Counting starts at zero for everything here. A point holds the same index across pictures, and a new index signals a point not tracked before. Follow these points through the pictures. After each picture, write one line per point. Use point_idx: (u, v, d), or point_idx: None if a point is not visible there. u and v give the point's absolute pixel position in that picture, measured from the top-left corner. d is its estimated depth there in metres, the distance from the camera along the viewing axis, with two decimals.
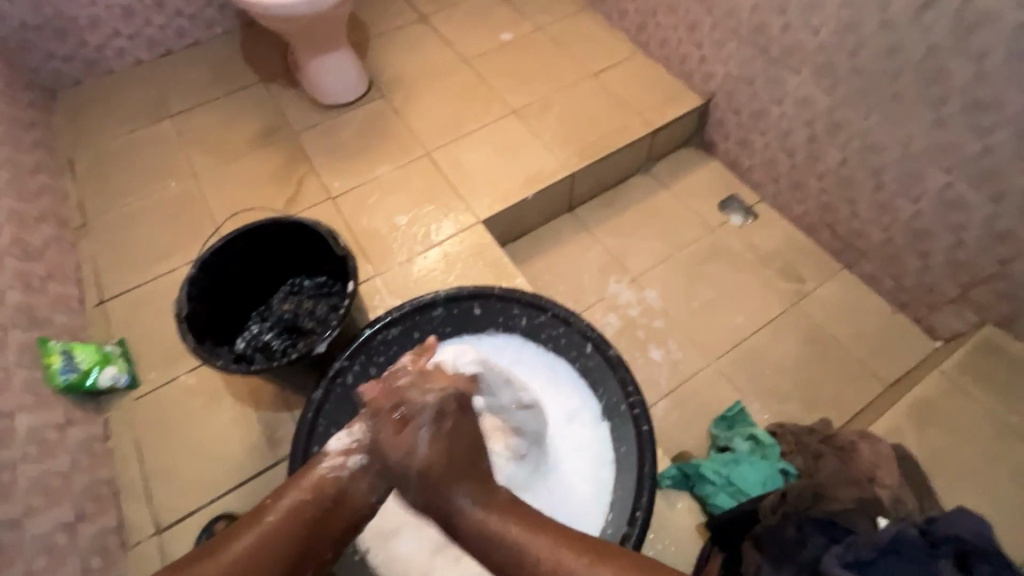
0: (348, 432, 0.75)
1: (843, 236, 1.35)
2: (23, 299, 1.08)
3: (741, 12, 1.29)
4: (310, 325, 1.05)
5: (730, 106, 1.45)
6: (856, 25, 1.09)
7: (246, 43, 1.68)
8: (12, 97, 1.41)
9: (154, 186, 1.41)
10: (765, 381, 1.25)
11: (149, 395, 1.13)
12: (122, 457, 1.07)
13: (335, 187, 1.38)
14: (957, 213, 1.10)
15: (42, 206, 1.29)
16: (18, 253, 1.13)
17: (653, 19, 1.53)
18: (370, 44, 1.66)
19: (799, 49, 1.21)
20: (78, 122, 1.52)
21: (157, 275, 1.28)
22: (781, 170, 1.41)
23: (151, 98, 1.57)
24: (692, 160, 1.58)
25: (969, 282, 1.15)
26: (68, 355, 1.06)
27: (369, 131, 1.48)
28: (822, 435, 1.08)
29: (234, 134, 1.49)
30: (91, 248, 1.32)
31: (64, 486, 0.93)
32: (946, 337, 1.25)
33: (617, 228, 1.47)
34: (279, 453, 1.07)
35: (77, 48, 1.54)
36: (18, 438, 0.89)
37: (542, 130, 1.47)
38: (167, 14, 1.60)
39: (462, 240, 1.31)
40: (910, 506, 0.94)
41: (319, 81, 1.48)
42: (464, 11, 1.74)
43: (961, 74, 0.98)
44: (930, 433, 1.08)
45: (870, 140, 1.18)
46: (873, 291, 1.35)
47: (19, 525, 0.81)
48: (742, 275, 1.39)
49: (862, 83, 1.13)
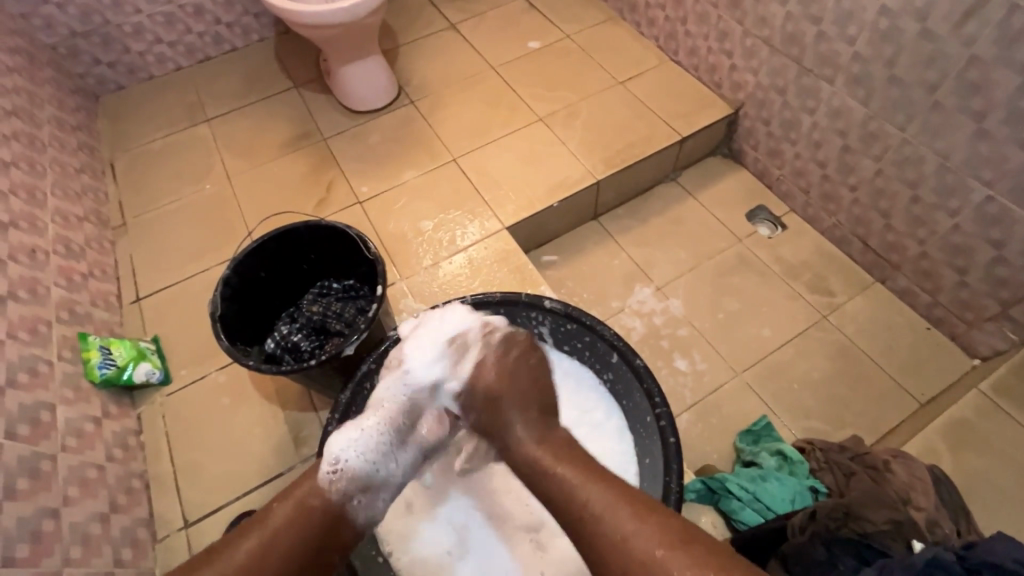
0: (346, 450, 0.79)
1: (876, 249, 1.32)
2: (66, 295, 1.12)
3: (773, 20, 1.27)
4: (337, 327, 1.06)
5: (760, 115, 1.43)
6: (893, 34, 1.07)
7: (280, 50, 1.73)
8: (60, 101, 1.47)
9: (190, 188, 1.45)
10: (792, 396, 1.23)
11: (181, 391, 1.16)
12: (154, 451, 1.10)
13: (363, 192, 1.41)
14: (998, 227, 1.06)
15: (85, 205, 1.34)
16: (61, 250, 1.17)
17: (683, 28, 1.52)
18: (399, 52, 1.69)
19: (832, 59, 1.19)
20: (120, 125, 1.58)
21: (190, 275, 1.31)
22: (812, 181, 1.38)
23: (190, 102, 1.62)
24: (719, 169, 1.57)
25: (1010, 298, 1.11)
26: (106, 351, 1.09)
27: (396, 136, 1.51)
28: (853, 453, 1.05)
29: (267, 137, 1.53)
30: (129, 247, 1.36)
31: (99, 477, 0.96)
32: (984, 355, 1.21)
33: (641, 235, 1.46)
34: (305, 452, 1.09)
35: (121, 54, 1.60)
36: (58, 429, 0.93)
37: (568, 137, 1.47)
38: (207, 22, 1.65)
39: (487, 245, 1.32)
40: (947, 530, 0.91)
41: (349, 88, 1.51)
42: (492, 19, 1.76)
43: (1004, 84, 0.95)
44: (967, 455, 1.03)
45: (907, 152, 1.15)
46: (906, 306, 1.32)
47: (58, 514, 0.84)
48: (769, 286, 1.37)
49: (900, 93, 1.11)
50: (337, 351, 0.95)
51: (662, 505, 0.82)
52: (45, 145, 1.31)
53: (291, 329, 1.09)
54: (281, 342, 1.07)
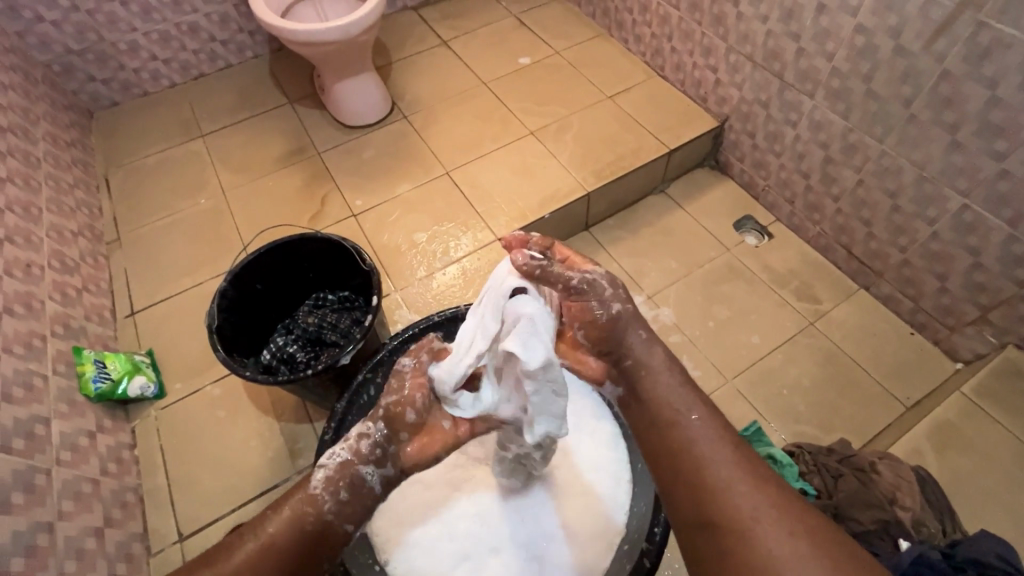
0: (332, 453, 0.73)
1: (860, 257, 1.36)
2: (61, 309, 1.12)
3: (755, 37, 1.32)
4: (333, 337, 1.09)
5: (745, 127, 1.47)
6: (869, 50, 1.11)
7: (275, 66, 1.75)
8: (55, 118, 1.48)
9: (185, 203, 1.46)
10: (781, 401, 1.25)
11: (175, 404, 1.16)
12: (148, 465, 1.10)
13: (357, 205, 1.43)
14: (975, 233, 1.10)
15: (79, 220, 1.35)
16: (56, 265, 1.18)
17: (668, 44, 1.57)
18: (392, 68, 1.72)
19: (813, 74, 1.24)
20: (114, 142, 1.59)
21: (184, 289, 1.32)
22: (797, 191, 1.42)
23: (184, 118, 1.64)
24: (706, 180, 1.60)
25: (988, 304, 1.14)
26: (100, 364, 1.10)
27: (389, 150, 1.53)
28: (840, 455, 1.07)
29: (263, 153, 1.55)
30: (123, 261, 1.37)
31: (94, 491, 0.96)
32: (967, 358, 1.24)
33: (633, 246, 1.49)
34: (300, 462, 1.10)
35: (116, 71, 1.62)
36: (53, 443, 0.93)
37: (559, 151, 1.51)
38: (202, 39, 1.67)
39: (480, 257, 1.34)
40: (932, 530, 0.95)
41: (344, 104, 1.54)
42: (483, 36, 1.80)
43: (975, 98, 1.00)
44: (949, 456, 1.06)
45: (885, 163, 1.19)
46: (890, 312, 1.35)
47: (53, 528, 0.84)
48: (757, 293, 1.40)
49: (877, 107, 1.15)
50: (333, 362, 0.96)
51: (654, 510, 0.87)
52: (40, 161, 1.32)
53: (286, 340, 1.10)
54: (277, 353, 1.09)
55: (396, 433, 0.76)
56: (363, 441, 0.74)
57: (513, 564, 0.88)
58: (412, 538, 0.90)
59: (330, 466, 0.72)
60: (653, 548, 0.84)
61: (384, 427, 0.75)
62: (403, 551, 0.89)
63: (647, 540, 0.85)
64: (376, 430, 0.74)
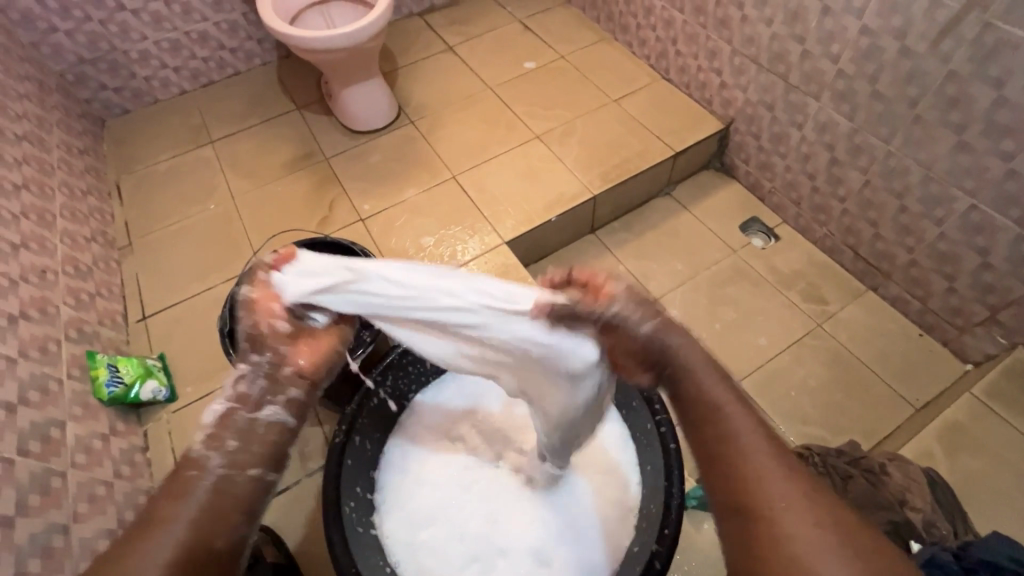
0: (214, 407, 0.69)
1: (867, 258, 1.35)
2: (74, 314, 1.14)
3: (759, 40, 1.33)
4: None
5: (750, 129, 1.47)
6: (875, 51, 1.11)
7: (283, 73, 1.78)
8: (68, 126, 1.51)
9: (196, 209, 1.48)
10: (789, 403, 1.25)
11: (187, 408, 1.17)
12: (161, 469, 1.11)
13: (365, 210, 1.44)
14: (983, 233, 1.10)
15: (92, 227, 1.37)
16: (69, 270, 1.20)
17: (673, 47, 1.57)
18: (399, 73, 1.74)
19: (818, 75, 1.24)
20: (125, 149, 1.61)
21: (194, 294, 1.33)
22: (803, 193, 1.42)
23: (194, 125, 1.66)
24: (712, 182, 1.60)
25: (997, 304, 1.14)
26: (113, 368, 1.11)
27: (397, 155, 1.54)
28: (850, 457, 1.07)
29: (271, 158, 1.56)
30: (135, 267, 1.38)
31: (107, 494, 0.97)
32: (976, 359, 1.24)
33: (639, 249, 1.49)
34: (311, 467, 1.11)
35: (127, 79, 1.64)
36: (68, 446, 0.94)
37: (565, 154, 1.51)
38: (211, 48, 1.70)
39: (487, 260, 1.35)
40: (943, 531, 0.93)
41: (351, 109, 1.55)
42: (488, 41, 1.81)
43: (981, 99, 1.00)
44: (960, 458, 1.06)
45: (892, 163, 1.19)
46: (898, 313, 1.35)
47: (68, 530, 0.85)
48: (763, 295, 1.40)
49: (882, 108, 1.15)
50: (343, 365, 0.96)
51: (664, 511, 0.82)
52: (54, 168, 1.34)
53: None
54: None
55: (275, 354, 0.72)
56: (244, 379, 0.70)
57: (523, 568, 0.89)
58: (421, 538, 0.91)
59: (225, 452, 0.65)
60: (663, 550, 0.79)
61: (262, 355, 0.71)
62: (411, 551, 0.90)
63: (657, 542, 0.80)
64: (255, 363, 0.71)
